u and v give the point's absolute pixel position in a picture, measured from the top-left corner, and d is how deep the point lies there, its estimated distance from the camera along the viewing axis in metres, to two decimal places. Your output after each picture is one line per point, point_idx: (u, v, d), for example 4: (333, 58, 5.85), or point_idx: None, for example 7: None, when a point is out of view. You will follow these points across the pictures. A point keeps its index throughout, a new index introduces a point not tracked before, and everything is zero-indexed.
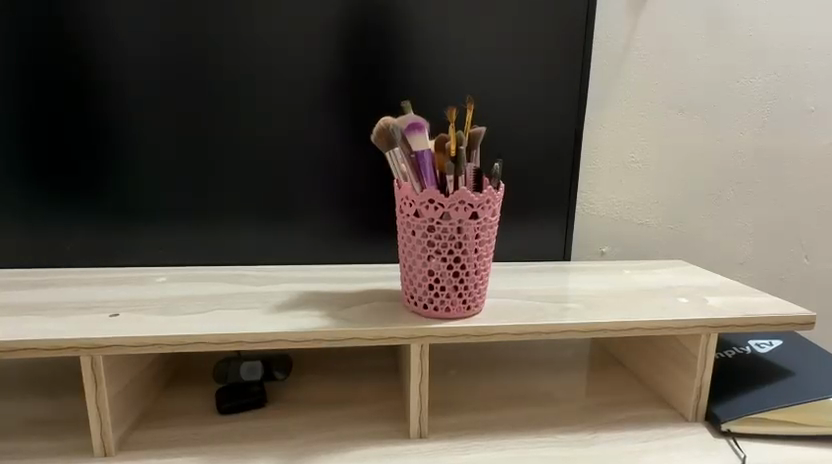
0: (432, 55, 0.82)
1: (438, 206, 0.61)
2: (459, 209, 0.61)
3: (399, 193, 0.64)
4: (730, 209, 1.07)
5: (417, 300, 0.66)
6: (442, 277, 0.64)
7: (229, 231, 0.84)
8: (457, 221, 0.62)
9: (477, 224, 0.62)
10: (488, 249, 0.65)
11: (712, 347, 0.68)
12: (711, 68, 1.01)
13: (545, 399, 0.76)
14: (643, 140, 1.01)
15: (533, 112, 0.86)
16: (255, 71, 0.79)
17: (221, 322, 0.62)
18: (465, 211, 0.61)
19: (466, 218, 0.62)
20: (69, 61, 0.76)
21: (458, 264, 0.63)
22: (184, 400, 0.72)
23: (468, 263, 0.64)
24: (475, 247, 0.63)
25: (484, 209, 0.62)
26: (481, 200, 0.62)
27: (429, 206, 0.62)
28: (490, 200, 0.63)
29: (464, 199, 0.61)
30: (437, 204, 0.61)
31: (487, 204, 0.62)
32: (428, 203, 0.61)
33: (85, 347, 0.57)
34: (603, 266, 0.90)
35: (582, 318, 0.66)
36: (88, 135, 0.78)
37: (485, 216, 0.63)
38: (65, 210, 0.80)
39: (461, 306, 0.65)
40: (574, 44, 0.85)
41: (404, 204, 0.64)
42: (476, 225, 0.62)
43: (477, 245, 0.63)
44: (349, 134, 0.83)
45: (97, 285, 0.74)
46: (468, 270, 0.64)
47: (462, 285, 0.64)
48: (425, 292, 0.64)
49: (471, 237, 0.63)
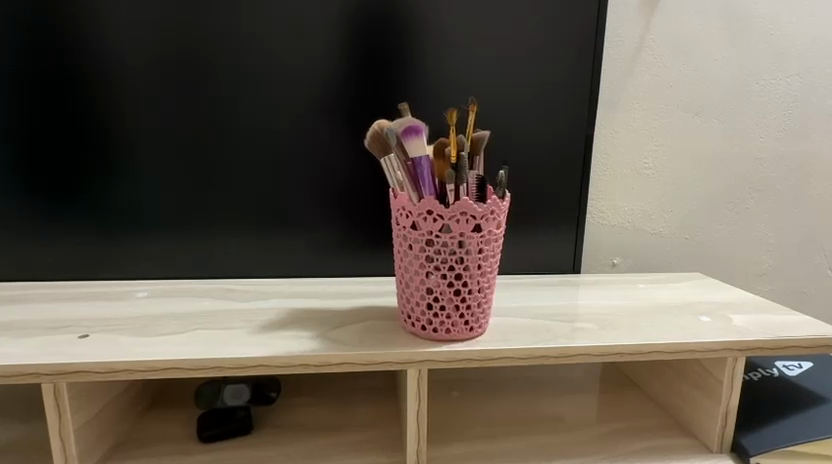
0: (433, 55, 0.77)
1: (437, 217, 0.56)
2: (460, 222, 0.56)
3: (395, 203, 0.59)
4: (749, 218, 1.01)
5: (415, 321, 0.60)
6: (443, 295, 0.58)
7: (216, 242, 0.79)
8: (458, 234, 0.56)
9: (481, 237, 0.57)
10: (493, 264, 0.60)
11: (740, 372, 0.62)
12: (728, 69, 0.96)
13: (555, 425, 0.70)
14: (657, 146, 0.96)
15: (541, 115, 0.80)
16: (243, 71, 0.74)
17: (200, 345, 0.56)
18: (467, 224, 0.56)
19: (469, 231, 0.56)
20: (45, 62, 0.71)
21: (459, 282, 0.58)
22: (164, 427, 0.66)
23: (471, 281, 0.58)
24: (479, 263, 0.58)
25: (488, 221, 0.57)
26: (485, 211, 0.56)
27: (427, 218, 0.56)
28: (495, 211, 0.57)
29: (466, 210, 0.56)
30: (437, 216, 0.56)
31: (491, 216, 0.57)
32: (426, 214, 0.56)
33: (47, 373, 0.51)
34: (616, 280, 0.85)
35: (596, 340, 0.60)
36: (69, 139, 0.73)
37: (489, 229, 0.57)
38: (42, 220, 0.75)
39: (464, 328, 0.59)
40: (585, 44, 0.79)
41: (401, 215, 0.58)
42: (480, 238, 0.57)
43: (480, 260, 0.58)
44: (344, 140, 0.77)
45: (71, 301, 0.69)
46: (471, 287, 0.58)
47: (464, 305, 0.58)
48: (424, 312, 0.59)
49: (473, 251, 0.57)
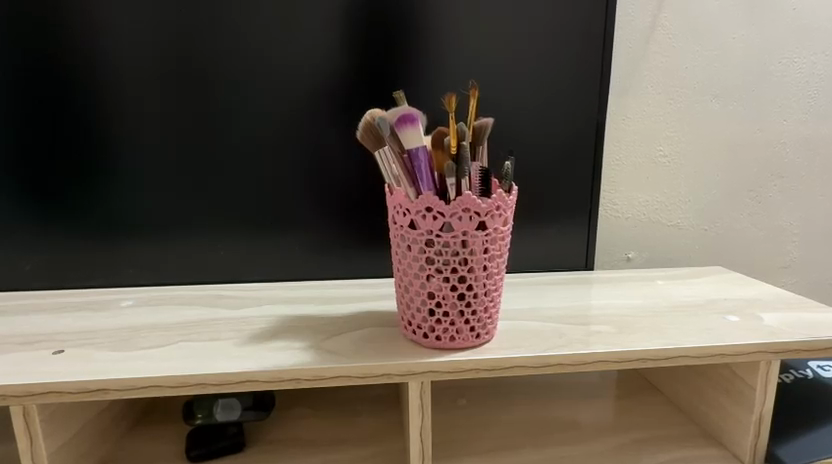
0: (431, 39, 0.71)
1: (437, 215, 0.51)
2: (463, 220, 0.51)
3: (390, 200, 0.54)
4: (773, 207, 0.95)
5: (416, 328, 0.55)
6: (445, 301, 0.53)
7: (204, 246, 0.74)
8: (460, 233, 0.51)
9: (486, 236, 0.52)
10: (500, 264, 0.55)
11: (773, 377, 0.56)
12: (748, 48, 0.89)
13: (569, 435, 0.65)
14: (672, 133, 0.90)
15: (550, 103, 0.75)
16: (228, 62, 0.69)
17: (182, 359, 0.52)
18: (470, 222, 0.51)
19: (473, 229, 0.51)
20: (14, 58, 0.66)
21: (463, 285, 0.53)
22: (150, 447, 0.62)
23: (476, 284, 0.53)
24: (484, 264, 0.53)
25: (494, 217, 0.52)
26: (490, 206, 0.51)
27: (426, 216, 0.51)
28: (501, 207, 0.52)
29: (469, 206, 0.50)
30: (437, 213, 0.51)
31: (497, 212, 0.52)
32: (425, 212, 0.51)
33: (15, 396, 0.47)
34: (633, 277, 0.79)
35: (615, 345, 0.55)
36: (45, 140, 0.68)
37: (495, 226, 0.52)
38: (20, 226, 0.70)
39: (469, 335, 0.54)
40: (596, 23, 0.74)
41: (398, 214, 0.53)
42: (485, 237, 0.52)
43: (486, 261, 0.53)
44: (336, 133, 0.72)
45: (49, 314, 0.64)
46: (476, 291, 0.53)
47: (469, 310, 0.53)
48: (426, 319, 0.54)
49: (478, 251, 0.52)
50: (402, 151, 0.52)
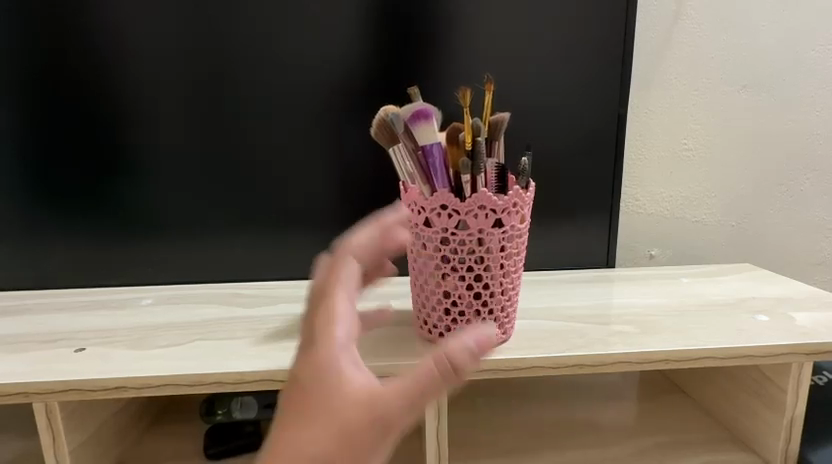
0: (447, 32, 0.70)
1: (452, 212, 0.50)
2: (479, 217, 0.50)
3: (404, 197, 0.53)
4: (805, 201, 0.91)
5: (432, 327, 0.54)
6: (462, 300, 0.52)
7: (221, 245, 0.74)
8: (476, 231, 0.50)
9: (503, 233, 0.51)
10: (518, 262, 0.53)
11: (805, 379, 0.54)
12: (779, 37, 0.86)
13: (589, 437, 0.64)
14: (698, 126, 0.87)
15: (570, 96, 0.73)
16: (245, 60, 0.69)
17: (199, 358, 0.52)
18: (486, 219, 0.50)
19: (488, 227, 0.50)
20: (40, 62, 0.67)
21: (480, 284, 0.52)
22: (169, 445, 0.63)
23: (493, 283, 0.52)
24: (501, 262, 0.52)
25: (511, 214, 0.51)
26: (506, 204, 0.50)
27: (442, 213, 0.50)
28: (517, 203, 0.51)
29: (484, 203, 0.49)
30: (452, 211, 0.50)
31: (514, 209, 0.51)
32: (440, 209, 0.50)
33: (38, 393, 0.48)
34: (656, 275, 0.77)
35: (637, 346, 0.53)
36: (70, 142, 0.69)
37: (511, 224, 0.51)
38: (47, 227, 0.71)
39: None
40: (618, 13, 0.71)
41: (412, 211, 0.52)
42: (501, 235, 0.51)
43: (502, 259, 0.52)
44: (352, 131, 0.72)
45: (71, 312, 0.66)
46: (493, 290, 0.52)
47: (486, 309, 0.52)
48: (442, 317, 0.53)
49: (495, 249, 0.51)
50: (416, 148, 0.51)
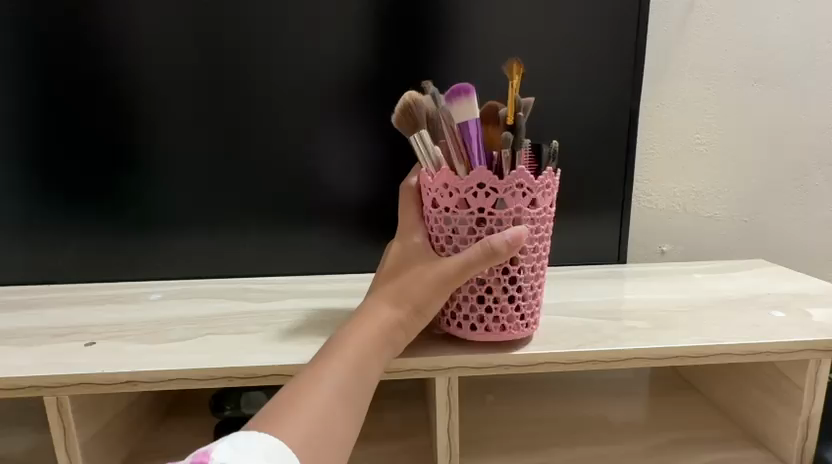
0: (458, 24, 0.69)
1: (489, 192, 0.49)
2: (516, 196, 0.49)
3: (433, 182, 0.50)
4: (818, 196, 0.90)
5: (459, 320, 0.52)
6: (495, 286, 0.51)
7: (230, 240, 0.74)
8: (513, 210, 0.49)
9: (537, 214, 0.50)
10: (547, 246, 0.53)
11: (823, 378, 0.53)
12: (794, 29, 0.85)
13: (600, 435, 0.63)
14: (710, 120, 0.86)
15: (580, 90, 0.72)
16: (256, 53, 0.69)
17: (209, 352, 0.52)
18: (523, 198, 0.49)
19: (525, 207, 0.49)
20: (52, 55, 0.67)
21: (514, 268, 0.50)
22: (178, 440, 0.62)
23: (527, 268, 0.51)
24: (536, 244, 0.51)
25: (544, 195, 0.50)
26: (541, 184, 0.50)
27: (478, 193, 0.49)
28: (549, 185, 0.50)
29: (522, 182, 0.49)
30: (489, 189, 0.49)
31: (546, 190, 0.50)
32: (476, 189, 0.49)
33: (49, 386, 0.48)
34: (668, 270, 0.76)
35: (651, 342, 0.52)
36: (82, 136, 0.69)
37: (545, 205, 0.50)
38: (57, 222, 0.71)
39: (520, 324, 0.52)
40: (631, 9, 0.71)
41: (442, 196, 0.50)
42: (536, 216, 0.50)
43: (537, 242, 0.51)
44: (362, 125, 0.71)
45: (82, 306, 0.66)
46: (526, 275, 0.51)
47: (520, 296, 0.51)
48: (473, 307, 0.51)
49: (530, 231, 0.50)
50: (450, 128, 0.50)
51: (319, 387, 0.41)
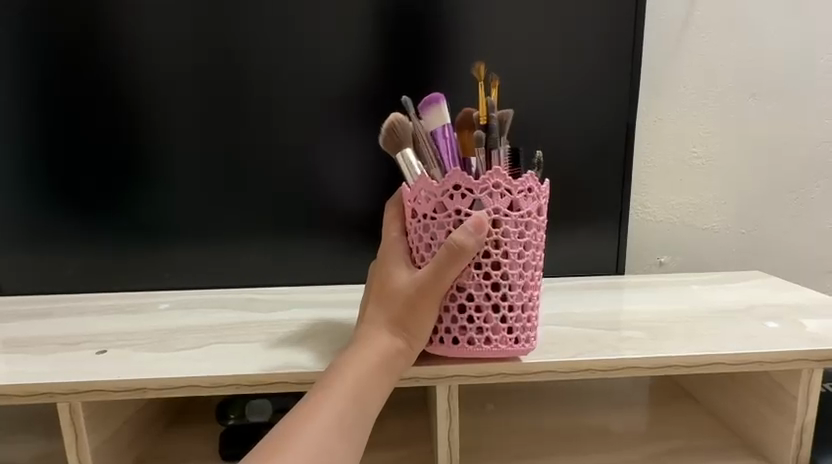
0: (459, 42, 0.72)
1: (466, 192, 0.49)
2: (494, 196, 0.49)
3: (412, 191, 0.51)
4: (815, 208, 0.91)
5: (443, 336, 0.51)
6: (477, 294, 0.50)
7: (237, 251, 0.76)
8: (491, 211, 0.49)
9: (519, 217, 0.49)
10: (536, 256, 0.52)
11: (816, 386, 0.54)
12: (788, 46, 0.87)
13: (599, 444, 0.64)
14: (708, 134, 0.87)
15: (579, 106, 0.74)
16: (262, 69, 0.71)
17: (217, 361, 0.53)
18: (501, 199, 0.49)
19: (504, 208, 0.49)
20: (67, 72, 0.70)
21: (497, 272, 0.50)
22: (184, 447, 0.64)
23: (511, 275, 0.50)
24: (520, 249, 0.50)
25: (526, 198, 0.50)
26: (521, 185, 0.49)
27: (456, 195, 0.49)
28: (532, 188, 0.50)
29: (499, 182, 0.49)
30: (466, 191, 0.49)
31: (529, 193, 0.50)
32: (452, 191, 0.49)
33: (62, 393, 0.50)
34: (665, 282, 0.77)
35: (647, 351, 0.53)
36: (95, 150, 0.72)
37: (528, 209, 0.50)
38: (69, 233, 0.74)
39: (506, 337, 0.51)
40: (628, 29, 0.73)
41: (421, 204, 0.51)
42: (518, 219, 0.49)
43: (521, 247, 0.50)
44: (364, 139, 0.73)
45: (94, 315, 0.68)
46: (511, 281, 0.50)
47: (505, 306, 0.50)
48: (455, 319, 0.50)
49: (512, 234, 0.49)
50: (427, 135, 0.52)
51: (319, 412, 0.42)
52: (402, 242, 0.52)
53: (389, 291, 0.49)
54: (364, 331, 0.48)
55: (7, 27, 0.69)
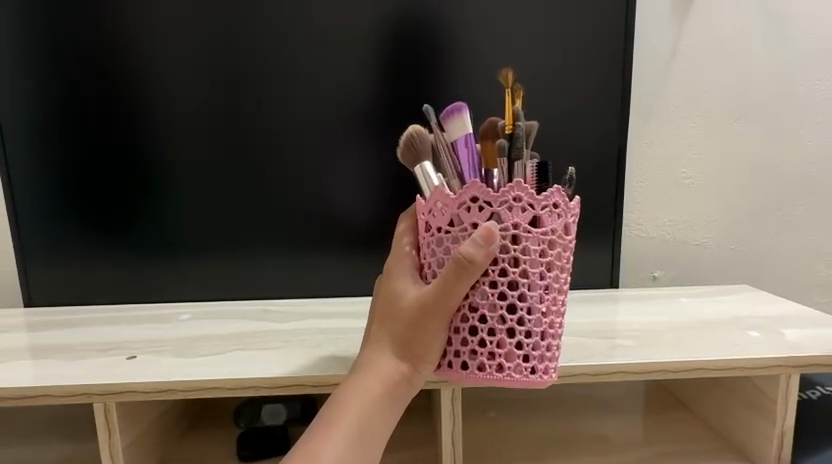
0: (461, 72, 0.78)
1: (483, 206, 0.47)
2: (513, 211, 0.47)
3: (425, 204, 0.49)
4: (801, 225, 0.96)
5: (452, 358, 0.49)
6: (490, 316, 0.47)
7: (253, 264, 0.81)
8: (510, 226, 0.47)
9: (541, 235, 0.47)
10: (558, 278, 0.49)
11: (794, 390, 0.58)
12: (769, 73, 0.92)
13: (594, 448, 0.68)
14: (696, 155, 0.93)
15: (573, 129, 0.80)
16: (281, 97, 0.77)
17: (239, 365, 0.58)
18: (522, 214, 0.47)
19: (524, 224, 0.47)
20: (102, 99, 0.76)
21: (514, 292, 0.47)
22: (203, 449, 0.68)
23: (529, 297, 0.47)
24: (540, 269, 0.47)
25: (549, 215, 0.47)
26: (545, 201, 0.47)
27: (472, 208, 0.47)
28: (557, 205, 0.48)
29: (520, 196, 0.47)
30: (483, 204, 0.47)
31: (553, 210, 0.48)
32: (469, 204, 0.47)
33: (98, 393, 0.54)
34: (657, 295, 0.82)
35: (636, 358, 0.58)
36: (125, 170, 0.77)
37: (551, 227, 0.48)
38: (98, 247, 0.79)
39: (521, 365, 0.48)
40: (616, 59, 0.79)
41: (433, 218, 0.49)
42: (539, 237, 0.47)
43: (541, 267, 0.47)
44: (374, 161, 0.79)
45: (121, 324, 0.73)
46: (529, 303, 0.47)
47: (521, 329, 0.47)
48: (466, 341, 0.48)
49: (533, 252, 0.47)
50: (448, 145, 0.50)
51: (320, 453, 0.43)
52: (411, 258, 0.51)
53: (393, 311, 0.48)
54: (369, 355, 0.48)
55: (48, 58, 0.75)
